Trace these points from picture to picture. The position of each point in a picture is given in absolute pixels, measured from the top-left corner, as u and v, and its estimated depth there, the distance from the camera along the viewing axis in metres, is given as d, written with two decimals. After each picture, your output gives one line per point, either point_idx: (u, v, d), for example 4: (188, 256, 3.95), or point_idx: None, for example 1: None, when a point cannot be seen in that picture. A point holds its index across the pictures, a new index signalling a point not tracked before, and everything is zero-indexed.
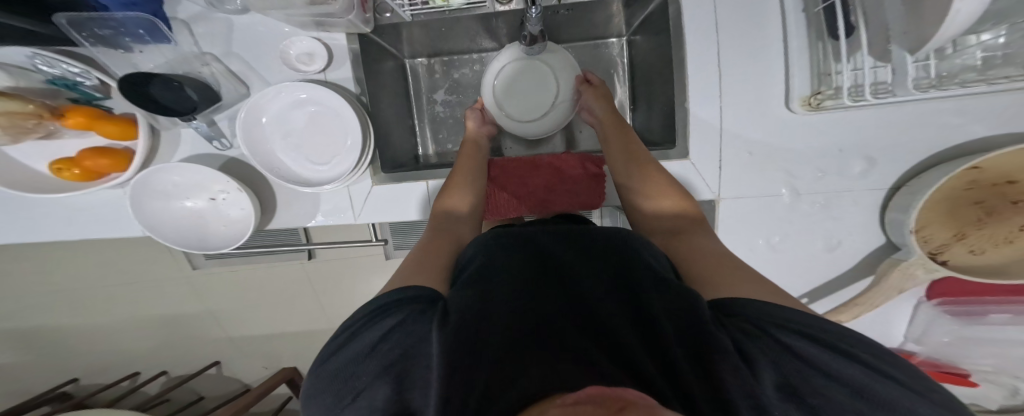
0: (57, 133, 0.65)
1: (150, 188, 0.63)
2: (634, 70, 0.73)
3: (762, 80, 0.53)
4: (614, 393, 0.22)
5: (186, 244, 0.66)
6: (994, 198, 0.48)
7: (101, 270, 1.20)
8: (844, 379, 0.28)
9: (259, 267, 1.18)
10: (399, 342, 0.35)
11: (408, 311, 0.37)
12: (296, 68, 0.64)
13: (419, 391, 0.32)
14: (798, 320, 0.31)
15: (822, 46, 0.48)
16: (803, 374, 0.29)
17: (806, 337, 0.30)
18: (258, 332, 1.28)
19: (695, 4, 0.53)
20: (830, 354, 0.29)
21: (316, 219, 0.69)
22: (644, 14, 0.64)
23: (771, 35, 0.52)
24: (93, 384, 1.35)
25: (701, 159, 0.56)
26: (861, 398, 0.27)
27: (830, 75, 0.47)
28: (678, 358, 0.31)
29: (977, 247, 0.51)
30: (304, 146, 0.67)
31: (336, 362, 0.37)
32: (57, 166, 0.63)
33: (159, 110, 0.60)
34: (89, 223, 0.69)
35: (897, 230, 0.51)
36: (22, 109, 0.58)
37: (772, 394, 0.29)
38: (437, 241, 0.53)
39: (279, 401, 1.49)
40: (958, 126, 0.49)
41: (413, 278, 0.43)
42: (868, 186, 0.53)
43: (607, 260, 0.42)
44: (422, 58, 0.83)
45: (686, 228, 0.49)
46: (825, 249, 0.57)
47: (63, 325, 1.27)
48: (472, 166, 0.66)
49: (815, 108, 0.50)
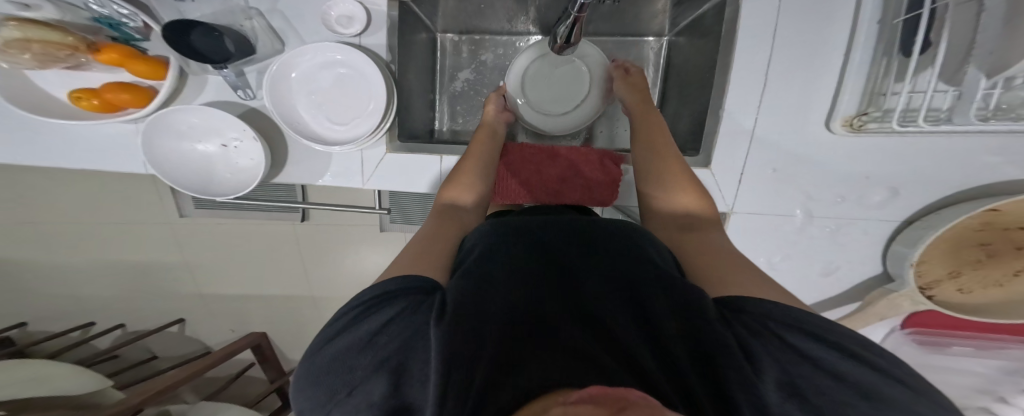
0: (86, 65, 0.61)
1: (164, 127, 0.60)
2: (669, 71, 0.74)
3: (808, 100, 0.55)
4: (612, 391, 0.22)
5: (188, 186, 0.63)
6: (1000, 242, 0.53)
7: (77, 208, 1.13)
8: (852, 381, 0.26)
9: (249, 223, 1.14)
10: (398, 334, 0.31)
11: (404, 301, 0.33)
12: (334, 30, 0.62)
13: (417, 387, 0.29)
14: (806, 320, 0.30)
15: (887, 61, 0.49)
16: (807, 375, 0.27)
17: (814, 337, 0.29)
18: (235, 292, 1.24)
19: (751, 13, 0.54)
20: (835, 353, 0.28)
21: (324, 178, 0.68)
22: (692, 16, 0.64)
23: (834, 54, 0.54)
24: (43, 331, 1.26)
25: (722, 172, 0.59)
26: (869, 399, 0.25)
27: (883, 96, 0.49)
28: (680, 358, 0.31)
29: (967, 287, 0.57)
30: (326, 105, 0.65)
31: (323, 355, 0.33)
32: (76, 94, 0.59)
33: (188, 52, 0.57)
34: (84, 158, 0.65)
35: (898, 262, 0.56)
36: (60, 40, 0.55)
37: (775, 395, 0.27)
38: (430, 234, 0.47)
39: (241, 366, 1.45)
40: (994, 165, 0.52)
41: (402, 267, 0.39)
42: (880, 217, 0.57)
43: (619, 256, 0.40)
44: (452, 34, 0.81)
45: (698, 225, 0.48)
46: (823, 272, 0.62)
47: (22, 262, 1.19)
48: (484, 152, 0.63)
49: (855, 130, 0.52)
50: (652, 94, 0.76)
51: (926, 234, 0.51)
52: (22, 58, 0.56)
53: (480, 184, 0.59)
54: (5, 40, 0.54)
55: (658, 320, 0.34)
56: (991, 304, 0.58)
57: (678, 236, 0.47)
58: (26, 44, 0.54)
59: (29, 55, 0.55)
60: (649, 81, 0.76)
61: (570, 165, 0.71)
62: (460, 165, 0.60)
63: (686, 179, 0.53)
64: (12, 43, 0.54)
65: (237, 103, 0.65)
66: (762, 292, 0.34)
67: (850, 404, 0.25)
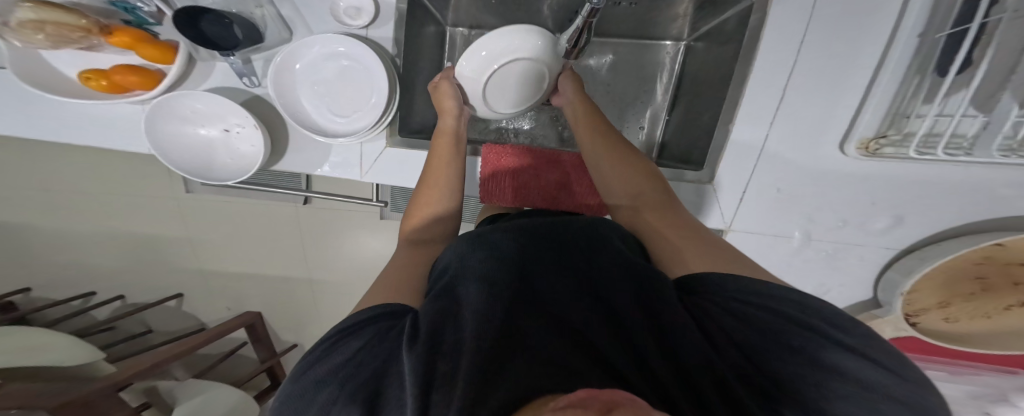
0: (98, 47, 0.61)
1: (168, 110, 0.60)
2: (683, 77, 0.72)
3: (824, 118, 0.53)
4: (601, 394, 0.20)
5: (187, 169, 0.62)
6: (998, 278, 0.54)
7: (73, 178, 1.11)
8: (802, 349, 0.29)
9: (247, 204, 1.13)
10: (373, 360, 0.32)
11: (374, 329, 0.34)
12: (341, 20, 0.62)
13: (394, 409, 0.27)
14: (756, 297, 0.32)
15: (919, 81, 0.46)
16: (762, 352, 0.30)
17: (765, 309, 0.31)
18: (232, 271, 1.24)
19: (781, 20, 0.51)
20: (785, 323, 0.30)
21: (322, 169, 0.67)
22: (711, 23, 0.62)
23: (865, 63, 0.50)
24: (43, 298, 1.27)
25: (722, 189, 0.59)
26: (818, 363, 0.28)
27: (906, 119, 0.47)
28: (652, 353, 0.31)
29: (953, 316, 0.59)
30: (330, 97, 0.65)
31: (295, 396, 0.32)
32: (85, 74, 0.60)
33: (200, 40, 0.57)
34: (90, 134, 0.65)
35: (888, 289, 0.57)
36: (74, 22, 0.56)
37: (737, 380, 0.29)
38: (402, 263, 0.47)
39: (235, 344, 1.46)
40: (1009, 198, 0.51)
41: (374, 297, 0.39)
42: (880, 244, 0.57)
43: (585, 256, 0.41)
44: (463, 28, 0.80)
45: (651, 202, 0.49)
46: (813, 294, 0.64)
47: (21, 230, 1.18)
48: (448, 162, 0.59)
49: (870, 153, 0.50)
50: (661, 101, 0.74)
51: (921, 264, 0.52)
52: (35, 38, 0.56)
53: (449, 194, 0.58)
54: (19, 21, 0.54)
55: (629, 321, 0.34)
56: (974, 332, 0.61)
57: (637, 216, 0.49)
58: (40, 25, 0.55)
59: (43, 36, 0.56)
60: (661, 88, 0.74)
61: (568, 172, 0.71)
62: (426, 169, 0.59)
63: (634, 172, 0.52)
64: (26, 24, 0.55)
65: (242, 90, 0.64)
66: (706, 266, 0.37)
67: (800, 370, 0.28)
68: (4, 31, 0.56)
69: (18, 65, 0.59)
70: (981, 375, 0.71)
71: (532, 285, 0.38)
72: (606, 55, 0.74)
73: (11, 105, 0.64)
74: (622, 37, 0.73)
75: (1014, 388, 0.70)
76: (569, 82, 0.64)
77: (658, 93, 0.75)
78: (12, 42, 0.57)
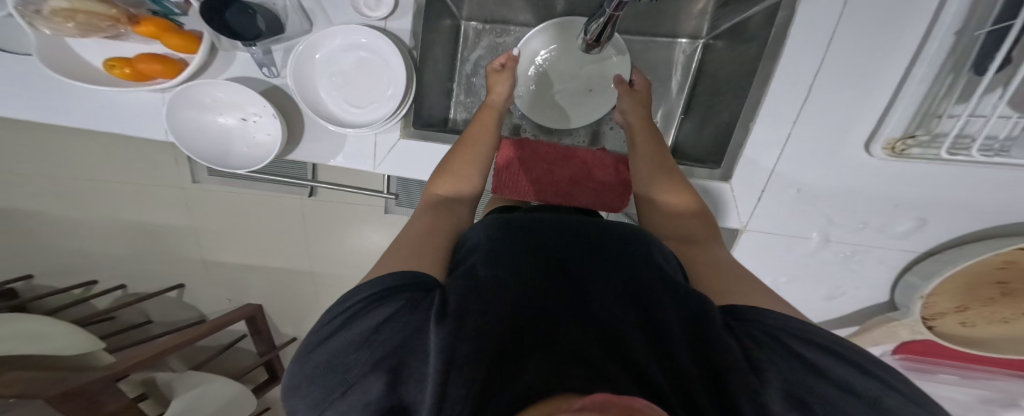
0: (124, 36, 0.62)
1: (188, 98, 0.60)
2: (699, 77, 0.71)
3: (850, 118, 0.53)
4: (622, 400, 0.19)
5: (200, 153, 0.62)
6: (1017, 284, 0.54)
7: (77, 165, 1.10)
8: (854, 390, 0.26)
9: (253, 195, 1.12)
10: (398, 331, 0.31)
11: (404, 298, 0.33)
12: (361, 11, 0.61)
13: (416, 386, 0.28)
14: (807, 329, 0.30)
15: (952, 80, 0.46)
16: (808, 385, 0.27)
17: (811, 343, 0.29)
18: (235, 262, 1.24)
19: (807, 19, 0.51)
20: (835, 360, 0.28)
21: (336, 159, 0.66)
22: (732, 22, 0.62)
23: (895, 65, 0.50)
24: (44, 286, 1.26)
25: (743, 189, 0.58)
26: (875, 408, 0.25)
27: (938, 118, 0.47)
28: (686, 368, 0.29)
29: (969, 320, 0.60)
30: (347, 87, 0.64)
31: (313, 354, 0.32)
32: (109, 62, 0.60)
33: (228, 33, 0.57)
34: (105, 120, 0.65)
35: (907, 293, 0.57)
36: (104, 11, 0.57)
37: (777, 402, 0.27)
38: (421, 229, 0.45)
39: (235, 336, 1.45)
40: None
41: (394, 262, 0.38)
42: (900, 247, 0.57)
43: (620, 256, 0.39)
44: (476, 23, 0.80)
45: (694, 230, 0.49)
46: (827, 296, 0.64)
47: (23, 216, 1.17)
48: (482, 147, 0.60)
49: (896, 154, 0.50)
50: (677, 99, 0.74)
51: (943, 268, 0.52)
52: (65, 26, 0.57)
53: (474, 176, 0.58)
54: (51, 9, 0.55)
55: (662, 326, 0.32)
56: (987, 337, 0.61)
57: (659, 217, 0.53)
58: (71, 13, 0.56)
59: (72, 25, 0.57)
60: (675, 86, 0.74)
61: (583, 168, 0.70)
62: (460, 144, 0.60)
63: (684, 191, 0.54)
64: (58, 12, 0.55)
65: (260, 80, 0.64)
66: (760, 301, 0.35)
67: (851, 411, 0.25)
68: (34, 19, 0.56)
69: (45, 49, 0.59)
70: (988, 380, 0.72)
71: (563, 286, 0.36)
72: None
73: (29, 90, 0.64)
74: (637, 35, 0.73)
75: None
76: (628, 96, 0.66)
77: (672, 92, 0.75)
78: (42, 29, 0.57)
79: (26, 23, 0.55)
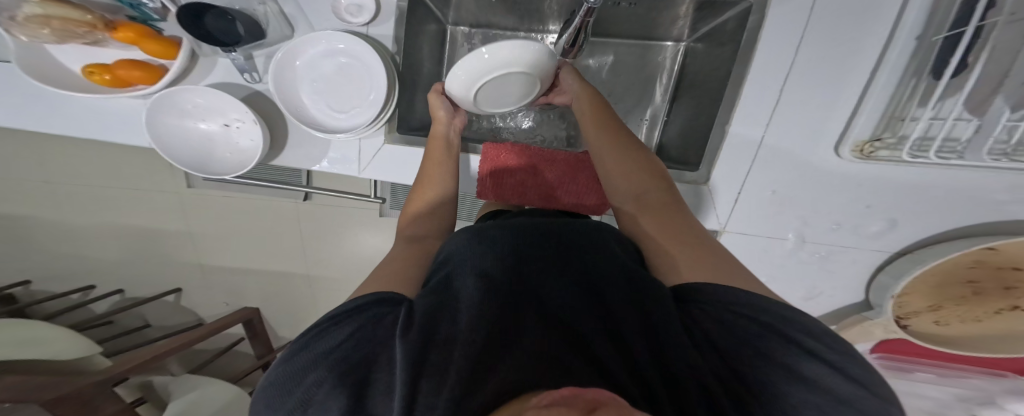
0: (103, 42, 0.63)
1: (171, 105, 0.61)
2: (682, 80, 0.71)
3: (819, 122, 0.54)
4: (586, 393, 0.20)
5: (184, 161, 0.63)
6: (991, 282, 0.55)
7: (70, 172, 1.11)
8: (783, 359, 0.29)
9: (244, 200, 1.13)
10: (363, 345, 0.32)
11: (367, 316, 0.34)
12: (343, 18, 0.63)
13: (381, 398, 0.29)
14: (751, 305, 0.32)
15: (915, 83, 0.47)
16: (745, 361, 0.29)
17: (750, 318, 0.31)
18: (230, 266, 1.25)
19: (777, 20, 0.52)
20: (770, 335, 0.30)
21: (321, 164, 0.67)
22: (712, 23, 0.62)
23: (861, 67, 0.50)
24: (43, 291, 1.28)
25: (721, 191, 0.59)
26: (796, 376, 0.28)
27: (902, 121, 0.48)
28: (645, 361, 0.30)
29: (943, 319, 0.61)
30: (329, 92, 0.65)
31: (279, 376, 0.33)
32: (88, 68, 0.61)
33: (203, 37, 0.58)
34: (94, 127, 0.66)
35: (881, 292, 0.58)
36: (78, 18, 0.58)
37: (719, 385, 0.28)
38: (405, 250, 0.50)
39: (233, 340, 1.46)
40: (1002, 203, 0.51)
41: (376, 285, 0.40)
42: (873, 247, 0.58)
43: (584, 252, 0.40)
44: (464, 27, 0.79)
45: (655, 198, 0.48)
46: (805, 295, 0.65)
47: (19, 222, 1.18)
48: (443, 173, 0.60)
49: (865, 156, 0.50)
50: (660, 102, 0.73)
51: (914, 267, 0.53)
52: (41, 32, 0.58)
53: (444, 196, 0.60)
54: (26, 16, 0.56)
55: (622, 322, 0.33)
56: (962, 334, 0.63)
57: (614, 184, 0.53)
58: (47, 20, 0.57)
59: (48, 30, 0.58)
60: (660, 89, 0.73)
61: (567, 169, 0.70)
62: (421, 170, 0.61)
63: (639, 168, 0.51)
64: (33, 19, 0.56)
65: (242, 86, 0.65)
66: (715, 274, 0.36)
67: (783, 384, 0.28)
68: (10, 26, 0.57)
69: (23, 56, 0.60)
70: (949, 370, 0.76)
71: (531, 282, 0.37)
72: (608, 56, 0.73)
73: (17, 101, 0.65)
74: (623, 39, 0.72)
75: (1001, 391, 0.72)
76: (572, 75, 0.60)
77: (657, 95, 0.74)
78: (19, 36, 0.59)
79: (5, 30, 0.57)
